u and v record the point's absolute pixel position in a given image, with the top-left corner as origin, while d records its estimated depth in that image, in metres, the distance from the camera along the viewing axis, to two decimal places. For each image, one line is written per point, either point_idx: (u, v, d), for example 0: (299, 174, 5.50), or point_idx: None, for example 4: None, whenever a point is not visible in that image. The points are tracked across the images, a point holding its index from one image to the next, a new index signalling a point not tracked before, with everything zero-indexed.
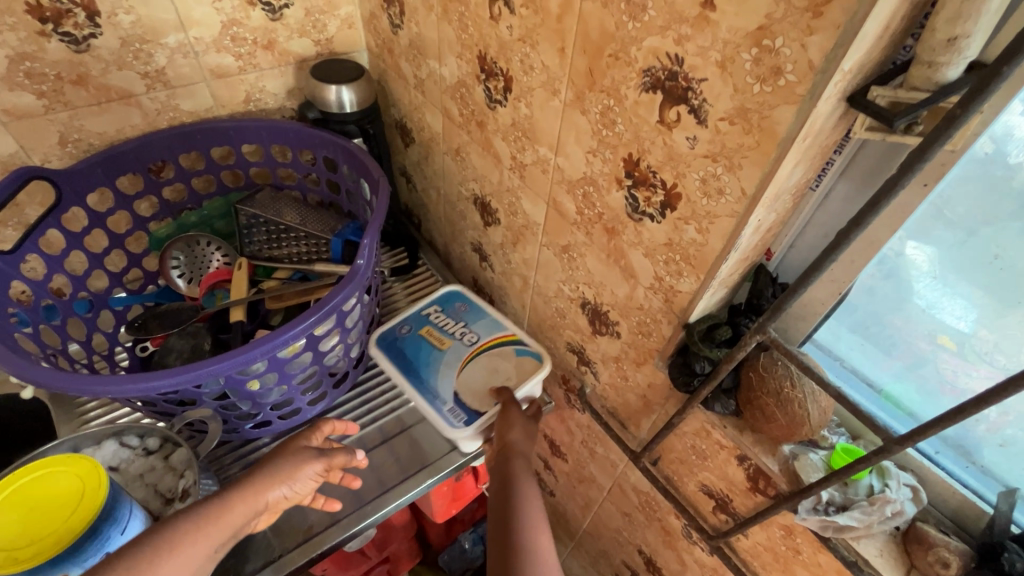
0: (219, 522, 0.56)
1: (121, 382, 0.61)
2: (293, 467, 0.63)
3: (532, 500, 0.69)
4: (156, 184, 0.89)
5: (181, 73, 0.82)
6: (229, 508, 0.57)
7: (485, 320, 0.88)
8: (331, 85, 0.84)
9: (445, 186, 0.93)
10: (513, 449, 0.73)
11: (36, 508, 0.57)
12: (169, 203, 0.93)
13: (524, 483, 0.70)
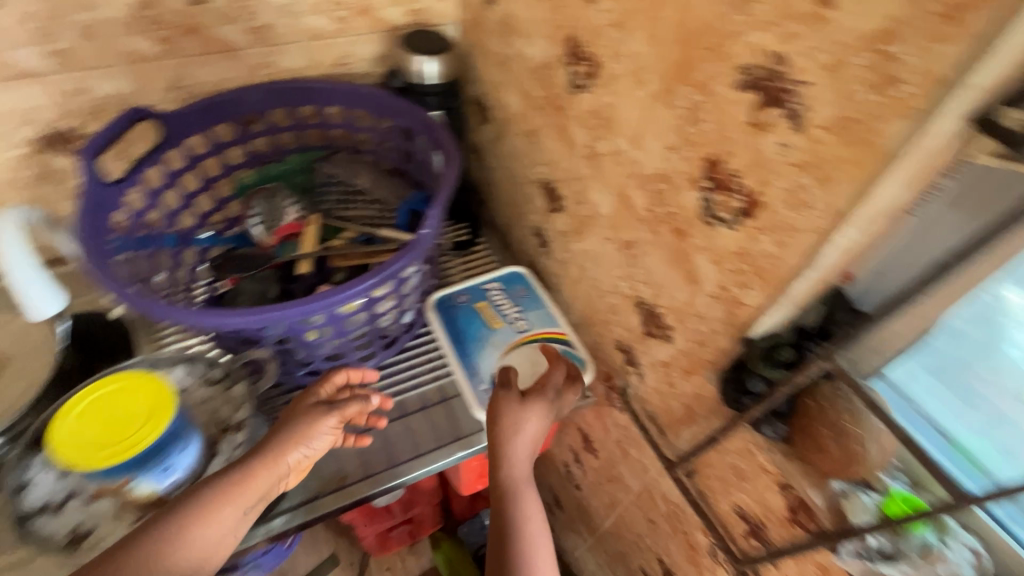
0: (234, 489, 0.59)
1: (194, 313, 0.65)
2: (303, 427, 0.64)
3: (531, 511, 0.70)
4: (246, 135, 0.94)
5: (281, 32, 0.86)
6: (250, 476, 0.60)
7: (540, 311, 0.88)
8: (417, 56, 0.87)
9: (514, 167, 0.92)
10: (513, 442, 0.72)
11: (114, 416, 0.63)
12: (256, 153, 0.98)
13: (523, 492, 0.71)
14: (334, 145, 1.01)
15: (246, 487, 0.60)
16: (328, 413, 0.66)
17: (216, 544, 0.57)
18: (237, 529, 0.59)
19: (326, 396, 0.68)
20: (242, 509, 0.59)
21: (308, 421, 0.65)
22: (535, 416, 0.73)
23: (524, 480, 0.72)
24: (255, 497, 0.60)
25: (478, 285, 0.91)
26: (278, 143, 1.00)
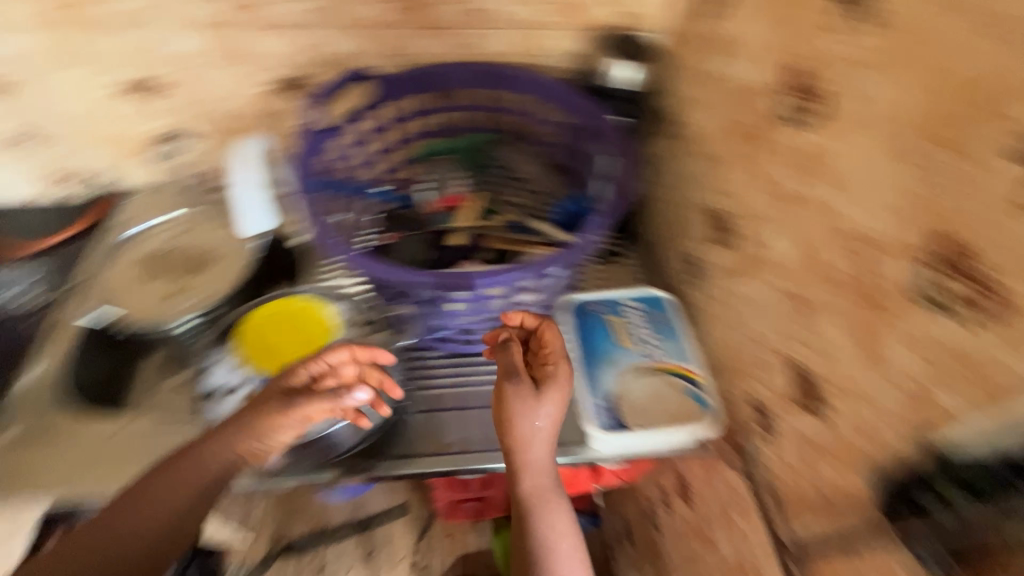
0: (175, 490, 0.63)
1: (369, 262, 0.74)
2: (255, 427, 0.64)
3: (557, 520, 0.72)
4: (440, 107, 0.96)
5: (496, 18, 0.89)
6: (193, 479, 0.63)
7: (675, 344, 0.83)
8: (604, 59, 0.91)
9: (682, 189, 0.88)
10: (528, 449, 0.71)
11: (295, 331, 0.80)
12: (445, 124, 0.99)
13: (545, 507, 0.71)
14: (516, 131, 1.00)
15: (193, 485, 0.63)
16: (281, 400, 0.65)
17: (169, 529, 0.63)
18: (194, 511, 0.64)
19: (287, 387, 0.66)
20: (191, 498, 0.64)
21: (263, 413, 0.64)
22: (548, 429, 0.71)
23: (549, 493, 0.72)
24: (205, 483, 0.64)
25: (615, 300, 0.89)
26: (468, 118, 0.99)
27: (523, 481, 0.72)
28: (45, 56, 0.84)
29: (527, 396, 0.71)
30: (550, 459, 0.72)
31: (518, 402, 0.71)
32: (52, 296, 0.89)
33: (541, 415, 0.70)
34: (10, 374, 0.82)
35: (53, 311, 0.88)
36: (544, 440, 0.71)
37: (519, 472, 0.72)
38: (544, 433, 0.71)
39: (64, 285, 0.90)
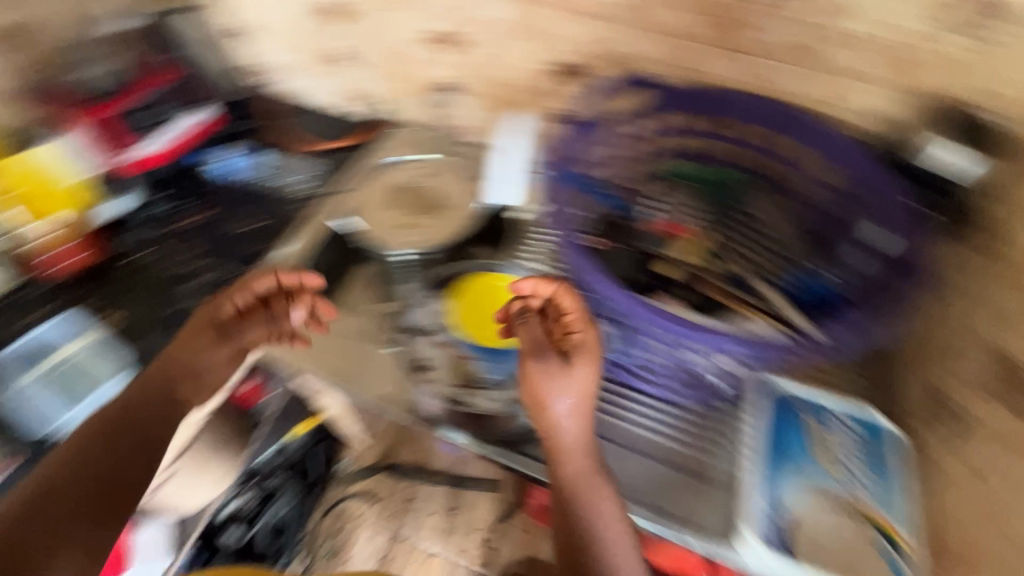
0: (158, 369, 0.76)
1: (586, 264, 0.76)
2: (183, 348, 0.77)
3: (604, 505, 0.68)
4: (709, 135, 0.91)
5: (813, 58, 0.78)
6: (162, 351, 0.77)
7: (886, 493, 0.69)
8: (929, 134, 0.77)
9: (986, 326, 0.70)
10: (560, 422, 0.70)
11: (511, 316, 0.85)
12: (704, 152, 0.92)
13: (587, 493, 0.68)
14: (779, 181, 0.89)
15: (164, 377, 0.75)
16: (226, 351, 0.78)
17: (155, 424, 0.73)
18: (179, 386, 0.76)
19: (229, 303, 0.79)
20: (177, 382, 0.75)
21: (195, 348, 0.77)
22: (577, 403, 0.71)
23: (591, 478, 0.69)
24: (182, 383, 0.76)
25: (826, 407, 0.76)
26: (733, 152, 0.91)
27: (561, 466, 0.70)
28: None
29: (556, 369, 0.71)
30: (587, 440, 0.71)
31: (548, 375, 0.71)
32: (317, 188, 1.05)
33: (568, 389, 0.70)
34: (267, 246, 0.98)
35: (312, 196, 1.04)
36: (578, 420, 0.70)
37: (558, 454, 0.70)
38: (576, 409, 0.71)
39: (328, 182, 1.05)
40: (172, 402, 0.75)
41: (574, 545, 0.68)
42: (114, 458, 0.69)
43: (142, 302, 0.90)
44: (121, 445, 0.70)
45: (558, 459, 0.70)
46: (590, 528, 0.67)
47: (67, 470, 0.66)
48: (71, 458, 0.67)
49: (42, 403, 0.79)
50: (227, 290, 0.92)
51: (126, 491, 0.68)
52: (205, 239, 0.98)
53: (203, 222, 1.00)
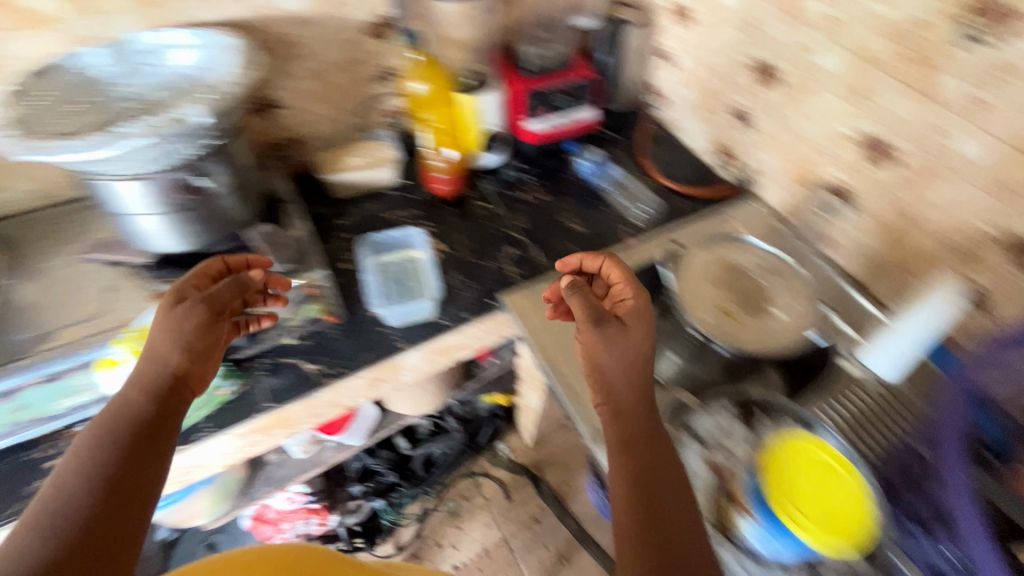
0: (146, 359, 0.62)
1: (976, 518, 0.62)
2: (164, 333, 0.63)
3: (674, 471, 0.63)
4: None
5: None
6: (155, 344, 0.62)
7: None
8: None
9: None
10: (620, 378, 0.68)
11: (815, 488, 0.66)
12: None
13: (660, 451, 0.64)
14: None
15: (171, 356, 0.62)
16: (207, 311, 0.66)
17: (166, 413, 0.60)
18: (179, 364, 0.63)
19: (194, 282, 0.69)
20: (185, 358, 0.63)
21: (183, 328, 0.64)
22: (632, 361, 0.68)
23: (656, 433, 0.66)
24: (181, 354, 0.63)
25: None
26: None
27: (620, 417, 0.67)
28: (828, 76, 0.86)
29: (613, 325, 0.70)
30: (640, 386, 0.69)
31: (607, 341, 0.69)
32: (646, 223, 1.03)
33: (621, 347, 0.68)
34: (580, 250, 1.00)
35: (640, 236, 1.00)
36: (627, 368, 0.68)
37: (620, 406, 0.68)
38: (628, 362, 0.69)
39: (656, 226, 1.03)
40: (176, 380, 0.63)
41: (638, 495, 0.60)
42: (132, 455, 0.55)
43: (473, 239, 0.99)
44: (138, 455, 0.56)
45: (620, 407, 0.68)
46: (658, 473, 0.62)
47: (97, 475, 0.53)
48: (88, 473, 0.53)
49: (371, 279, 0.92)
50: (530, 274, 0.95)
51: (143, 480, 0.55)
52: (534, 216, 1.06)
53: (544, 201, 1.09)
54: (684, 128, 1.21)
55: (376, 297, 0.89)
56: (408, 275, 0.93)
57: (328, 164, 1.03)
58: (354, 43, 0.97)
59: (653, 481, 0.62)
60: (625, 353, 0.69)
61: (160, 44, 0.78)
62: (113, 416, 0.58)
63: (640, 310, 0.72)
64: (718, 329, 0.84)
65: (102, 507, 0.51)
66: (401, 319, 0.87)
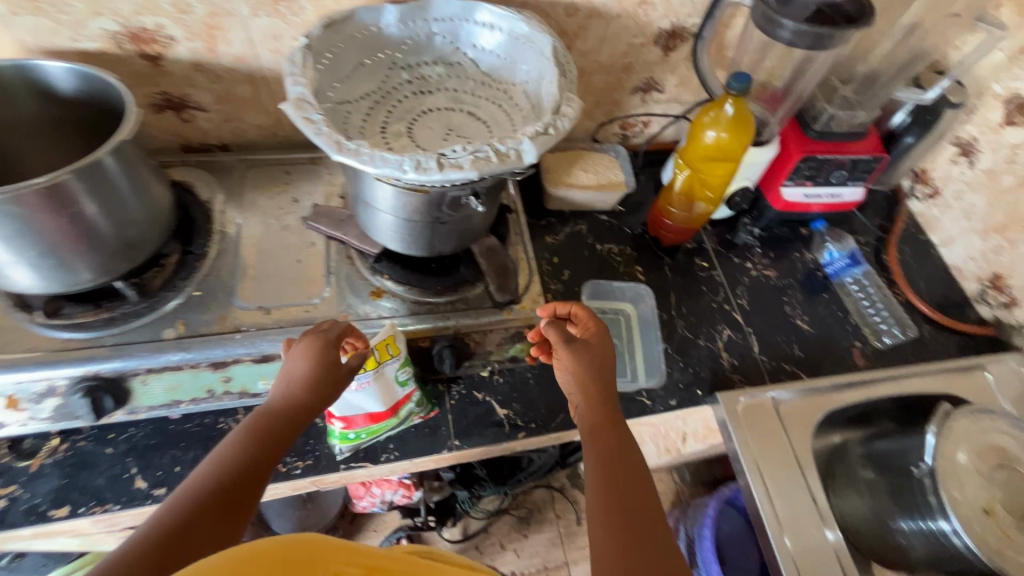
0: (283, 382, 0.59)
1: None
2: (312, 370, 0.58)
3: (636, 456, 0.59)
4: None
5: None
6: (293, 372, 0.58)
7: None
8: None
9: None
10: (590, 377, 0.64)
11: None
12: None
13: (621, 438, 0.60)
14: None
15: (310, 394, 0.58)
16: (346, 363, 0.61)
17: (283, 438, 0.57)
18: (312, 406, 0.59)
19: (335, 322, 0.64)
20: (310, 397, 0.59)
21: (320, 368, 0.59)
22: (595, 359, 0.65)
23: (617, 423, 0.62)
24: (315, 394, 0.59)
25: None
26: None
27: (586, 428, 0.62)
28: None
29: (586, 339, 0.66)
30: (601, 377, 0.64)
31: (578, 354, 0.64)
32: (880, 349, 0.90)
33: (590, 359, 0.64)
34: (802, 361, 0.87)
35: (870, 367, 0.88)
36: (598, 370, 0.64)
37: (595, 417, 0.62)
38: (592, 363, 0.64)
39: (888, 359, 0.89)
40: (304, 414, 0.59)
41: (616, 504, 0.54)
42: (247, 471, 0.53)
43: (686, 309, 0.89)
44: (250, 471, 0.53)
45: (598, 414, 0.62)
46: (638, 485, 0.56)
47: (197, 493, 0.49)
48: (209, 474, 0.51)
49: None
50: (745, 373, 0.84)
51: (254, 492, 0.53)
52: (754, 292, 0.93)
53: (766, 278, 0.95)
54: (946, 235, 1.02)
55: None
56: (619, 334, 0.85)
57: (555, 175, 0.91)
58: (634, 50, 0.83)
59: (616, 467, 0.57)
60: (588, 352, 0.65)
61: (456, 15, 0.66)
62: (253, 429, 0.56)
63: (589, 313, 0.66)
64: (973, 528, 0.67)
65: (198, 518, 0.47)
66: None
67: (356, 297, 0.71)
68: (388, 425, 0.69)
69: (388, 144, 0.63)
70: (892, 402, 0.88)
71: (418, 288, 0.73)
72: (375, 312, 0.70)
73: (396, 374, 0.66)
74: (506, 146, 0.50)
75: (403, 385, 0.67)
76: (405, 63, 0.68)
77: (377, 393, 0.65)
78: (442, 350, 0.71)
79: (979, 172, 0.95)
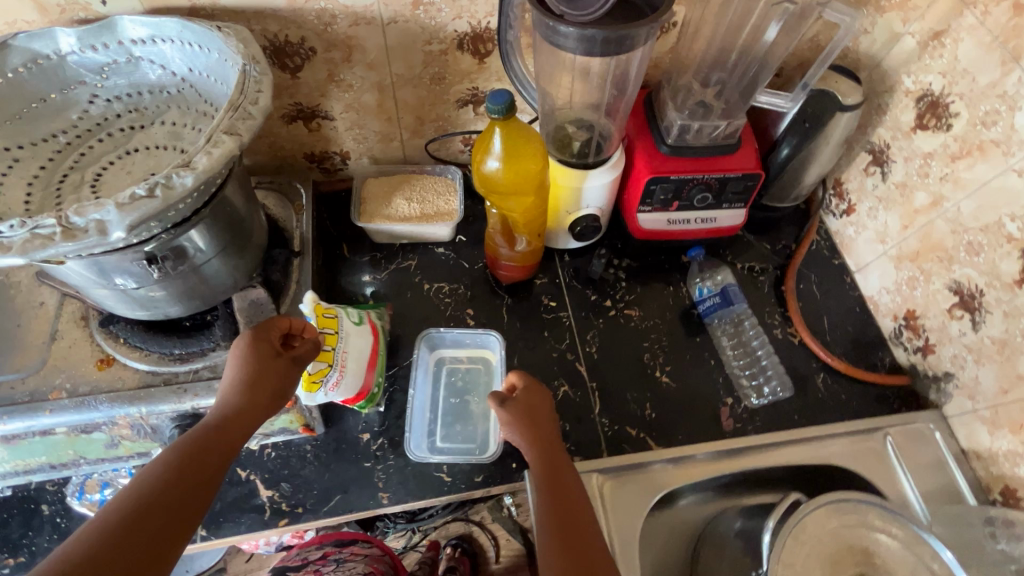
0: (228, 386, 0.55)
1: None
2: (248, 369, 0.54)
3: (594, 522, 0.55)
4: None
5: None
6: (235, 375, 0.54)
7: None
8: None
9: None
10: (547, 444, 0.61)
11: None
12: None
13: (580, 503, 0.56)
14: None
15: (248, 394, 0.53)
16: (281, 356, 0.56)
17: (228, 436, 0.51)
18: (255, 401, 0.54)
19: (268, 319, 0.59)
20: (254, 394, 0.54)
21: (258, 363, 0.55)
22: (543, 427, 0.62)
23: (574, 485, 0.58)
24: (254, 390, 0.54)
25: None
26: None
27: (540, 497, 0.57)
28: None
29: (535, 406, 0.63)
30: (553, 443, 0.61)
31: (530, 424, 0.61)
32: (753, 408, 0.75)
33: (543, 427, 0.62)
34: (652, 424, 0.73)
35: (739, 432, 0.73)
36: (551, 426, 0.63)
37: (549, 476, 0.58)
38: (542, 430, 0.62)
39: (762, 422, 0.74)
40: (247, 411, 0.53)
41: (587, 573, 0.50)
42: (197, 456, 0.49)
43: (518, 360, 0.76)
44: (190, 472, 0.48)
45: (556, 477, 0.58)
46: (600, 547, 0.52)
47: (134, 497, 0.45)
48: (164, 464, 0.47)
49: (420, 395, 0.73)
50: (576, 442, 0.71)
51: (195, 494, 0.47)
52: (608, 338, 0.78)
53: (624, 318, 0.80)
54: (861, 260, 0.85)
55: (416, 431, 0.71)
56: (478, 390, 0.75)
57: (370, 208, 0.79)
58: (435, 59, 0.70)
59: (585, 532, 0.53)
60: (542, 419, 0.63)
61: (153, 35, 0.54)
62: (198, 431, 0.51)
63: (536, 383, 0.65)
64: None
65: (154, 512, 0.44)
66: (446, 461, 0.67)
67: (76, 367, 0.61)
68: (381, 360, 0.71)
69: (59, 198, 0.53)
70: (766, 471, 0.73)
71: (155, 356, 0.62)
72: (97, 386, 0.60)
73: (352, 320, 0.67)
74: (82, 218, 0.39)
75: (361, 323, 0.68)
76: (111, 95, 0.58)
77: (360, 347, 0.66)
78: (173, 432, 0.61)
79: (892, 185, 0.78)
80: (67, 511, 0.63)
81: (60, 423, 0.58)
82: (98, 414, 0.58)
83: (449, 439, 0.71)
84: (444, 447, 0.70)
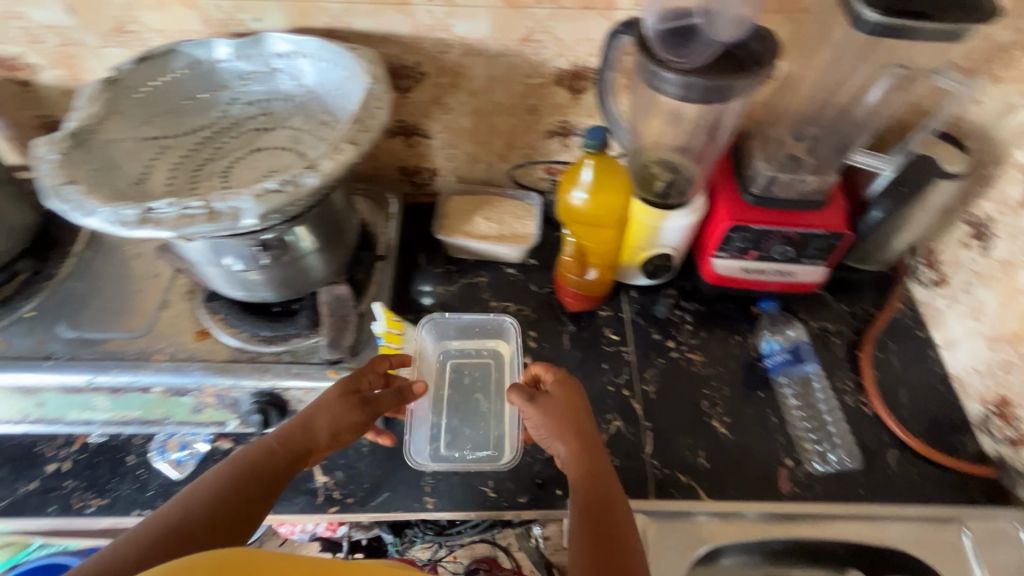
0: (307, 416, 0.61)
1: None
2: (329, 406, 0.60)
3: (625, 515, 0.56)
4: None
5: None
6: (317, 410, 0.60)
7: None
8: None
9: None
10: (577, 435, 0.62)
11: None
12: None
13: (611, 494, 0.57)
14: None
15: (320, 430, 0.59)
16: (360, 404, 0.62)
17: (288, 462, 0.57)
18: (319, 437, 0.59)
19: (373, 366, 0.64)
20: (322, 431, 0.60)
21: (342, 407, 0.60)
22: (573, 419, 0.63)
23: (605, 477, 0.59)
24: (326, 429, 0.60)
25: None
26: None
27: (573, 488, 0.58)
28: None
29: (564, 398, 0.64)
30: (582, 435, 0.62)
31: (557, 415, 0.63)
32: (816, 474, 0.71)
33: (573, 418, 0.63)
34: (706, 473, 0.71)
35: (797, 497, 0.69)
36: (582, 417, 0.63)
37: (581, 469, 0.60)
38: (569, 420, 0.63)
39: (824, 490, 0.70)
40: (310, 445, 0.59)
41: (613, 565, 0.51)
42: (256, 471, 0.55)
43: (519, 353, 0.78)
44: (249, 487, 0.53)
45: (585, 471, 0.59)
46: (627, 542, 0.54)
47: (199, 498, 0.50)
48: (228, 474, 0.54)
49: (425, 399, 0.76)
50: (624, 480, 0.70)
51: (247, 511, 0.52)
52: (667, 379, 0.78)
53: (686, 361, 0.79)
54: (950, 336, 0.80)
55: (419, 438, 0.73)
56: (486, 389, 0.78)
57: (451, 223, 0.83)
58: (534, 91, 0.74)
59: (614, 524, 0.55)
60: (571, 409, 0.63)
61: (294, 50, 0.62)
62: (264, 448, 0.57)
63: (566, 376, 0.66)
64: None
65: (216, 516, 0.50)
66: (445, 467, 0.69)
67: (178, 335, 0.68)
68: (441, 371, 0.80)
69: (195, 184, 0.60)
70: (824, 543, 0.69)
71: (246, 334, 0.68)
72: (194, 354, 0.66)
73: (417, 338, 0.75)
74: (223, 204, 0.45)
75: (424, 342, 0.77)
76: (247, 99, 0.65)
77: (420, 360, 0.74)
78: (251, 407, 0.66)
79: (993, 261, 0.73)
80: (148, 465, 0.69)
81: (158, 383, 0.64)
82: (190, 379, 0.64)
83: (453, 445, 0.73)
84: (446, 453, 0.72)
